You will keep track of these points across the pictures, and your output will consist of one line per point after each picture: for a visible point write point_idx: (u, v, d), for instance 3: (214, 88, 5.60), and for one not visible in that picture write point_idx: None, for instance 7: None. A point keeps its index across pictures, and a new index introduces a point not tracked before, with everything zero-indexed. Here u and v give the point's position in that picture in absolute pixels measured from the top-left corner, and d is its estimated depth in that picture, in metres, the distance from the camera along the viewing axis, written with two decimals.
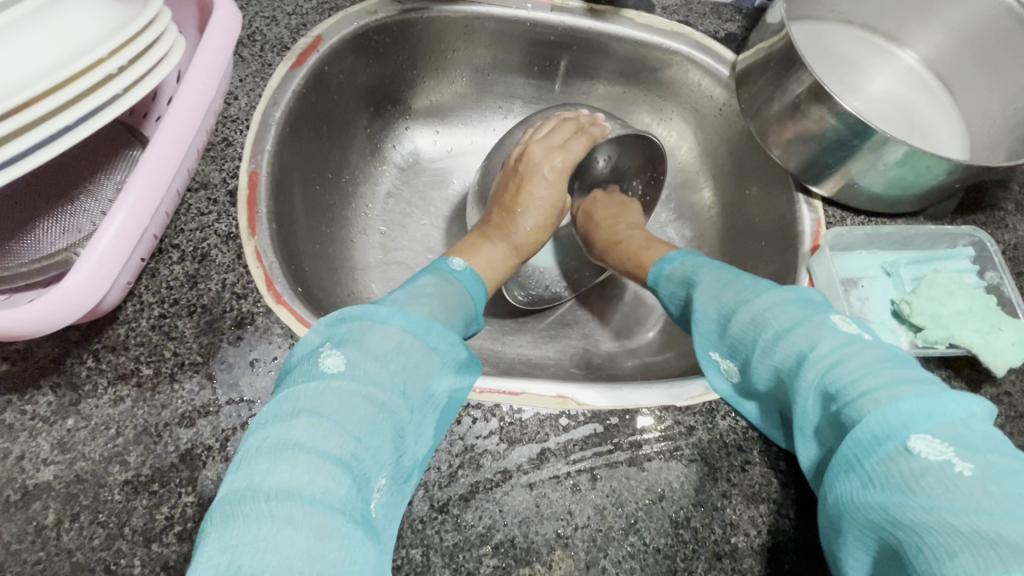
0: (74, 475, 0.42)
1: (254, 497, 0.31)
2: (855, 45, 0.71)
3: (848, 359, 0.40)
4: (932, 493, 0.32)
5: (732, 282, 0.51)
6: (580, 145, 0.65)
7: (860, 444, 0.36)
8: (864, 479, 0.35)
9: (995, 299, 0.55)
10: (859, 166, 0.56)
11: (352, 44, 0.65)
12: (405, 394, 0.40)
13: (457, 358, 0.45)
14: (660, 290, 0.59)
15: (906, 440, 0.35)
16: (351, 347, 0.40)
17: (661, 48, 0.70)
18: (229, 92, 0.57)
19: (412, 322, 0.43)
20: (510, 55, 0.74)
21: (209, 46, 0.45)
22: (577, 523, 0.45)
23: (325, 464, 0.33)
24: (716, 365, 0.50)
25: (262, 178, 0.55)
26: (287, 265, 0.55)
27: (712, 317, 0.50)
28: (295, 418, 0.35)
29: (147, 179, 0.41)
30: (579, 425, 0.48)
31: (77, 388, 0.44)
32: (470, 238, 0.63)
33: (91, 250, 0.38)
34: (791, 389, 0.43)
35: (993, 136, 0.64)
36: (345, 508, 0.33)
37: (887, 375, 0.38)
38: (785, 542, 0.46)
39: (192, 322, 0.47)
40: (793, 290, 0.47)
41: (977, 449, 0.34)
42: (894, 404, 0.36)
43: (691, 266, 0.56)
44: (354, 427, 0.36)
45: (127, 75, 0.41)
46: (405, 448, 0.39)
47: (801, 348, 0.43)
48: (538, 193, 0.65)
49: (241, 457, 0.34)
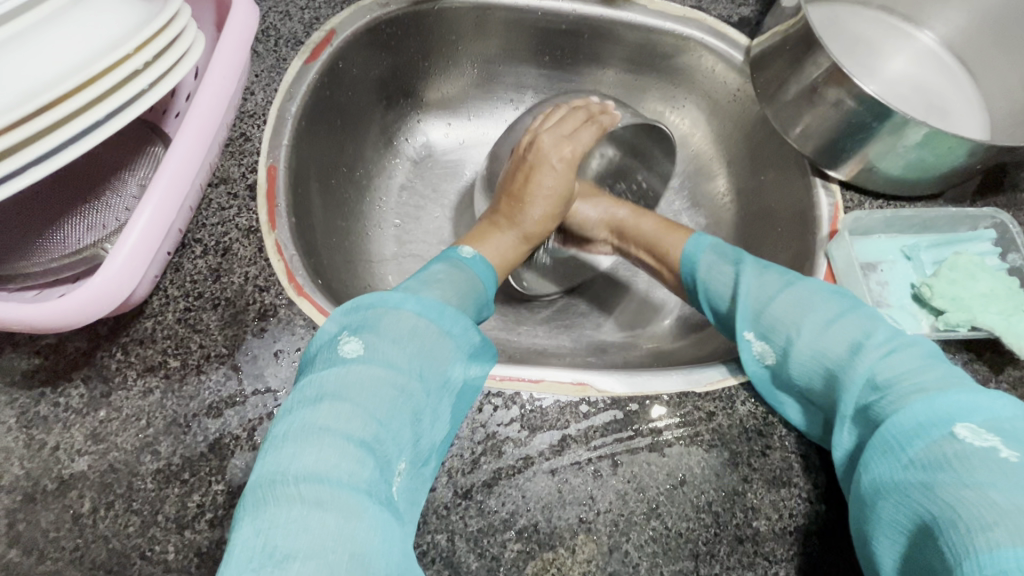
0: (108, 465, 0.43)
1: (283, 481, 0.33)
2: (872, 27, 0.70)
3: (898, 353, 0.42)
4: (975, 473, 0.33)
5: (775, 269, 0.52)
6: (591, 134, 0.64)
7: (904, 427, 0.37)
8: (906, 457, 0.36)
9: (1018, 282, 0.54)
10: (879, 149, 0.56)
11: (364, 37, 0.65)
12: (421, 378, 0.41)
13: (471, 342, 0.46)
14: (698, 270, 0.57)
15: (952, 426, 0.36)
16: (369, 333, 0.41)
17: (673, 34, 0.69)
18: (245, 88, 0.58)
19: (426, 306, 0.44)
20: (521, 45, 0.74)
21: (228, 42, 0.45)
22: (599, 508, 0.45)
23: (349, 448, 0.35)
24: (750, 347, 0.49)
25: (280, 172, 0.56)
26: (307, 258, 0.55)
27: (750, 301, 0.50)
28: (319, 403, 0.36)
29: (172, 175, 0.41)
30: (599, 412, 0.49)
31: (108, 380, 0.46)
32: (480, 226, 0.64)
33: (121, 244, 0.39)
34: (835, 377, 0.44)
35: (1014, 116, 0.63)
36: (370, 489, 0.35)
37: (935, 371, 0.40)
38: (806, 525, 0.46)
39: (216, 315, 0.48)
40: (835, 285, 0.49)
41: (1020, 439, 0.35)
42: (945, 396, 0.37)
43: (729, 250, 0.57)
44: (376, 410, 0.37)
45: (150, 72, 0.42)
46: (422, 431, 0.40)
47: (850, 339, 0.44)
48: (547, 182, 0.64)
49: (269, 442, 0.36)
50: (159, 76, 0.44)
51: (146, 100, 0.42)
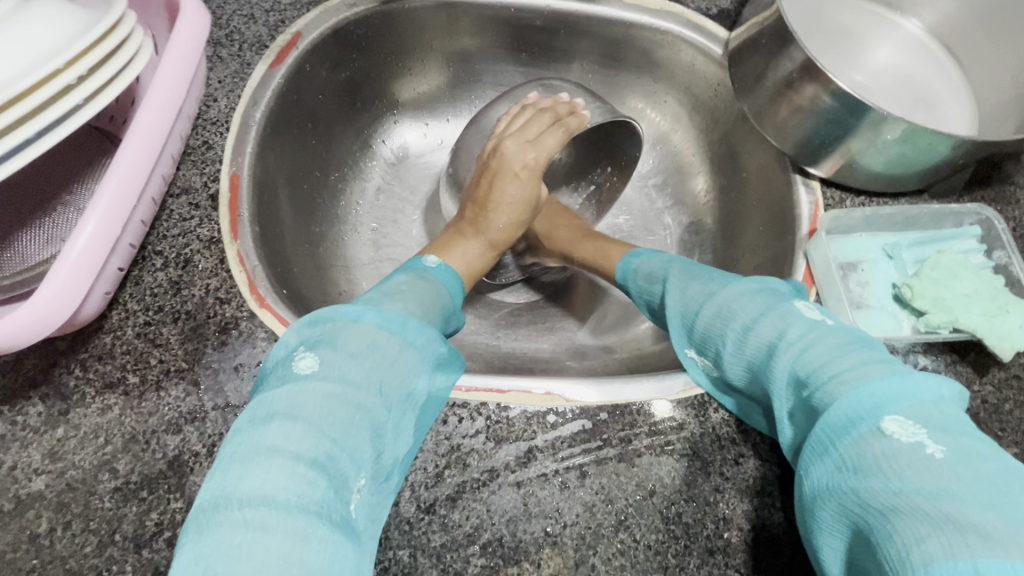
0: (65, 485, 0.43)
1: (228, 504, 0.31)
2: (855, 15, 0.68)
3: (818, 343, 0.41)
4: (902, 474, 0.32)
5: (699, 277, 0.52)
6: (556, 138, 0.63)
7: (833, 427, 0.36)
8: (837, 462, 0.35)
9: (1003, 281, 0.52)
10: (859, 144, 0.54)
11: (332, 39, 0.64)
12: (381, 392, 0.40)
13: (436, 353, 0.45)
14: (632, 291, 0.60)
15: (878, 421, 0.34)
16: (325, 348, 0.40)
17: (651, 29, 0.67)
18: (208, 94, 0.57)
19: (387, 318, 0.43)
20: (496, 42, 0.73)
21: (176, 52, 0.44)
22: (566, 521, 0.45)
23: (299, 467, 0.33)
24: (693, 358, 0.49)
25: (244, 181, 0.54)
26: (272, 268, 0.54)
27: (682, 313, 0.51)
28: (269, 423, 0.35)
29: (115, 190, 0.40)
30: (567, 422, 0.48)
31: (66, 398, 0.45)
32: (445, 235, 0.63)
33: (60, 264, 0.38)
34: (765, 378, 0.43)
35: (1002, 106, 0.60)
36: (322, 511, 0.33)
37: (856, 357, 0.38)
38: (780, 536, 0.45)
39: (177, 329, 0.48)
40: (760, 280, 0.48)
41: (947, 431, 0.33)
42: (868, 387, 0.36)
43: (661, 263, 0.58)
44: (329, 427, 0.36)
45: (82, 87, 0.40)
46: (385, 447, 0.39)
47: (772, 336, 0.43)
48: (512, 191, 0.63)
49: (217, 463, 0.34)
50: (93, 92, 0.41)
51: (77, 118, 0.40)
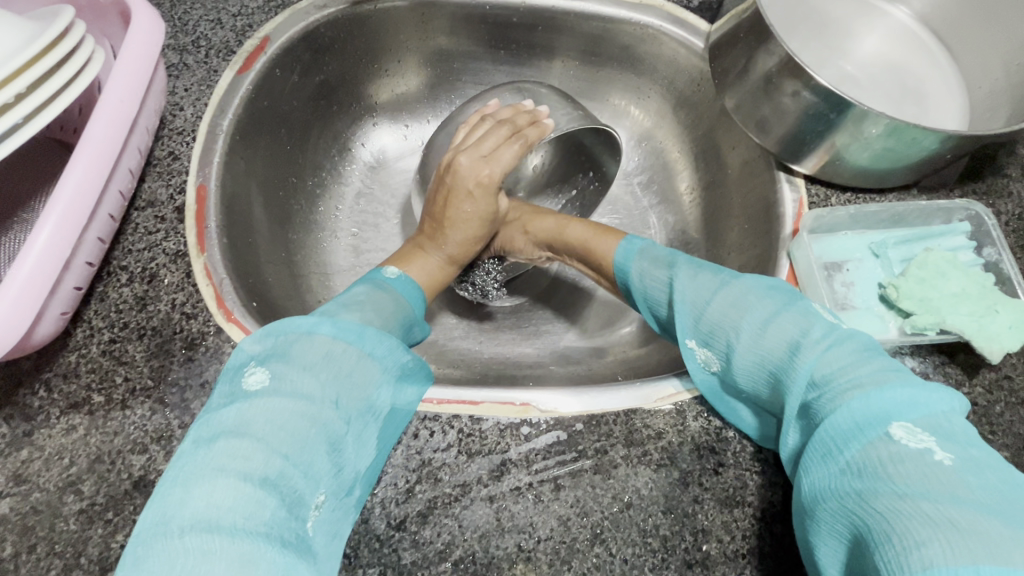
0: (30, 507, 0.42)
1: (167, 531, 0.30)
2: (840, 4, 0.66)
3: (838, 347, 0.40)
4: (907, 479, 0.31)
5: (709, 268, 0.50)
6: (511, 155, 0.62)
7: (842, 428, 0.35)
8: (842, 463, 0.34)
9: (992, 279, 0.50)
10: (842, 140, 0.52)
11: (303, 42, 0.63)
12: (338, 405, 0.39)
13: (398, 362, 0.44)
14: (631, 277, 0.56)
15: (887, 427, 0.34)
16: (277, 362, 0.39)
17: (631, 23, 0.66)
18: (174, 103, 0.55)
19: (342, 329, 0.42)
20: (473, 40, 0.71)
21: (128, 65, 0.44)
22: (539, 536, 0.43)
23: (246, 487, 0.32)
24: (694, 355, 0.47)
25: (211, 192, 0.53)
26: (241, 280, 0.53)
27: (687, 305, 0.48)
28: (215, 442, 0.34)
29: (66, 207, 0.40)
30: (541, 434, 0.47)
31: (31, 418, 0.44)
32: (405, 249, 0.64)
33: (5, 288, 0.38)
34: (776, 379, 0.42)
35: (993, 95, 0.58)
36: (272, 532, 0.32)
37: (872, 364, 0.38)
38: (760, 547, 0.44)
39: (142, 346, 0.47)
40: (773, 280, 0.47)
41: (956, 441, 0.32)
42: (882, 392, 0.35)
43: (666, 252, 0.55)
44: (280, 443, 0.35)
45: (24, 104, 0.38)
46: (345, 461, 0.38)
47: (791, 335, 0.42)
48: (469, 209, 0.62)
49: (159, 488, 0.33)
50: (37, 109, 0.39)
51: (19, 136, 0.38)
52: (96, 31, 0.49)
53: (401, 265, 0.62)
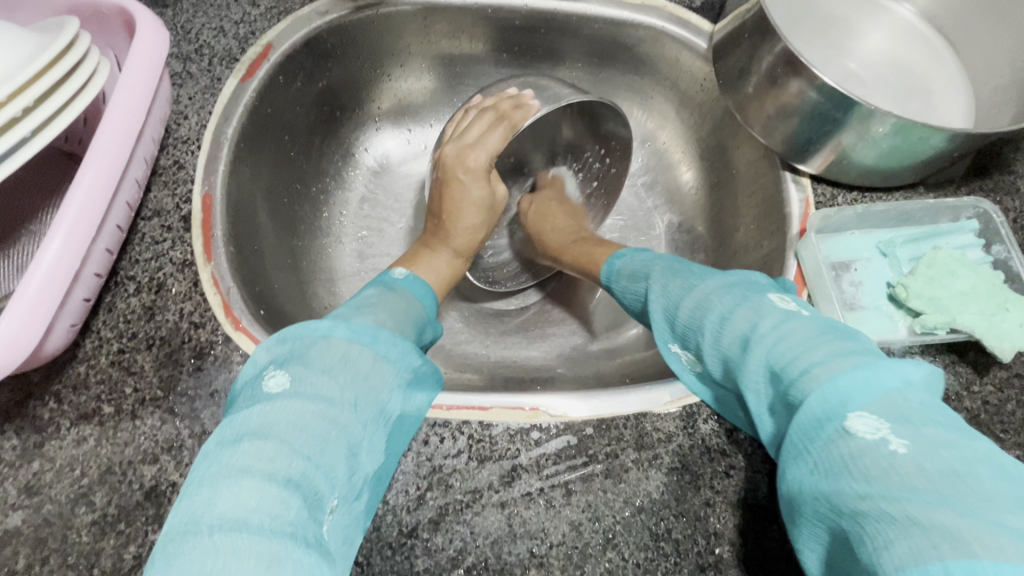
0: (42, 519, 0.42)
1: (196, 530, 0.30)
2: (844, 2, 0.65)
3: (790, 334, 0.38)
4: (870, 476, 0.30)
5: (680, 273, 0.49)
6: (497, 138, 0.63)
7: (803, 429, 0.34)
8: (810, 464, 0.33)
9: (1002, 276, 0.50)
10: (849, 139, 0.52)
11: (306, 49, 0.62)
12: (356, 408, 0.39)
13: (411, 365, 0.44)
14: (616, 293, 0.57)
15: (844, 420, 0.32)
16: (296, 365, 0.39)
17: (634, 24, 0.65)
18: (178, 112, 0.55)
19: (357, 331, 0.42)
20: (476, 44, 0.71)
21: (134, 77, 0.44)
22: (552, 541, 0.43)
23: (272, 488, 0.32)
24: (676, 357, 0.47)
25: (217, 201, 0.53)
26: (248, 288, 0.53)
27: (659, 310, 0.48)
28: (239, 443, 0.34)
29: (75, 221, 0.40)
30: (551, 439, 0.47)
31: (41, 430, 0.44)
32: (413, 249, 0.64)
33: (15, 304, 0.38)
34: (738, 376, 0.40)
35: (999, 92, 0.58)
36: (297, 532, 0.32)
37: (826, 347, 0.36)
38: (773, 550, 0.44)
39: (151, 356, 0.47)
40: (735, 272, 0.45)
41: (911, 421, 0.31)
42: (832, 382, 0.33)
43: (642, 262, 0.55)
44: (303, 445, 0.35)
45: (31, 118, 0.38)
46: (360, 465, 0.38)
47: (744, 330, 0.40)
48: (465, 194, 0.64)
49: (185, 488, 0.33)
50: (45, 122, 0.39)
51: (26, 150, 0.38)
52: (100, 42, 0.49)
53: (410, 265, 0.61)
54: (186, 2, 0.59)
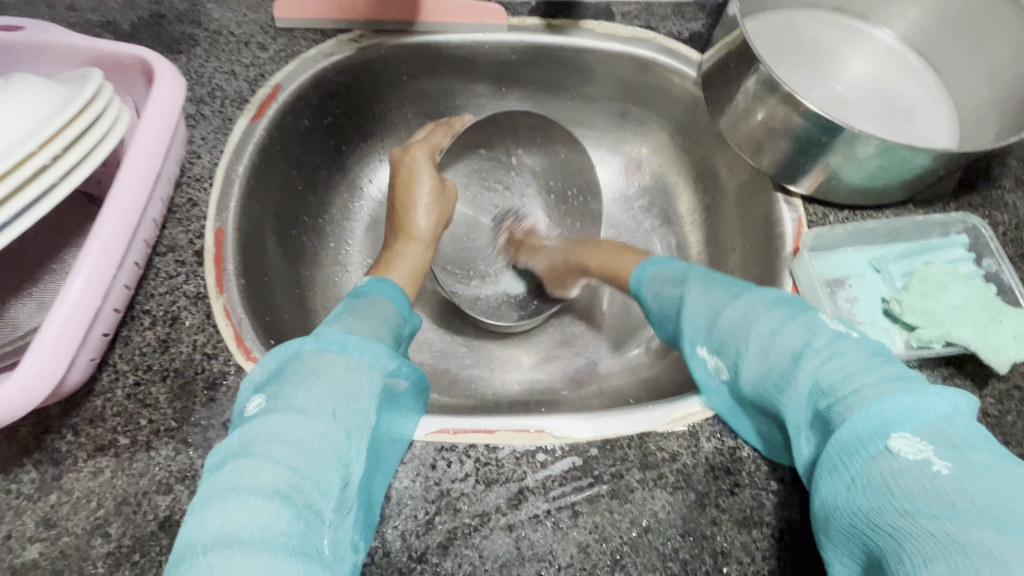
0: (59, 552, 0.43)
1: (195, 550, 0.31)
2: (827, 29, 0.68)
3: (843, 354, 0.38)
4: (912, 493, 0.30)
5: (722, 283, 0.48)
6: (440, 135, 0.67)
7: (845, 445, 0.34)
8: (848, 479, 0.34)
9: (994, 288, 0.51)
10: (837, 160, 0.53)
11: (313, 88, 0.65)
12: (335, 417, 0.38)
13: (385, 369, 0.44)
14: (645, 296, 0.54)
15: (887, 439, 0.33)
16: (272, 386, 0.40)
17: (625, 55, 0.68)
18: (191, 152, 0.58)
19: (326, 342, 0.42)
20: (475, 77, 0.74)
21: (151, 121, 0.47)
22: (560, 563, 0.44)
23: (257, 501, 0.32)
24: (706, 365, 0.47)
25: (228, 235, 0.55)
26: (259, 319, 0.55)
27: (699, 318, 0.47)
28: (224, 465, 0.35)
29: (97, 258, 0.42)
30: (557, 460, 0.47)
31: (59, 463, 0.45)
32: (383, 257, 0.63)
33: (41, 339, 0.39)
34: (779, 392, 0.40)
35: (983, 111, 0.60)
36: (290, 542, 0.32)
37: (877, 371, 0.36)
38: (780, 566, 0.44)
39: (165, 388, 0.48)
40: (780, 289, 0.45)
41: (956, 446, 0.32)
42: (881, 403, 0.34)
43: (677, 267, 0.53)
44: (284, 456, 0.34)
45: (59, 165, 0.40)
46: (350, 475, 0.37)
47: (794, 351, 0.40)
48: (417, 182, 0.65)
49: (192, 508, 0.34)
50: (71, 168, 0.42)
51: (55, 195, 0.40)
52: (119, 89, 0.52)
53: (386, 269, 0.60)
54: (200, 48, 0.63)
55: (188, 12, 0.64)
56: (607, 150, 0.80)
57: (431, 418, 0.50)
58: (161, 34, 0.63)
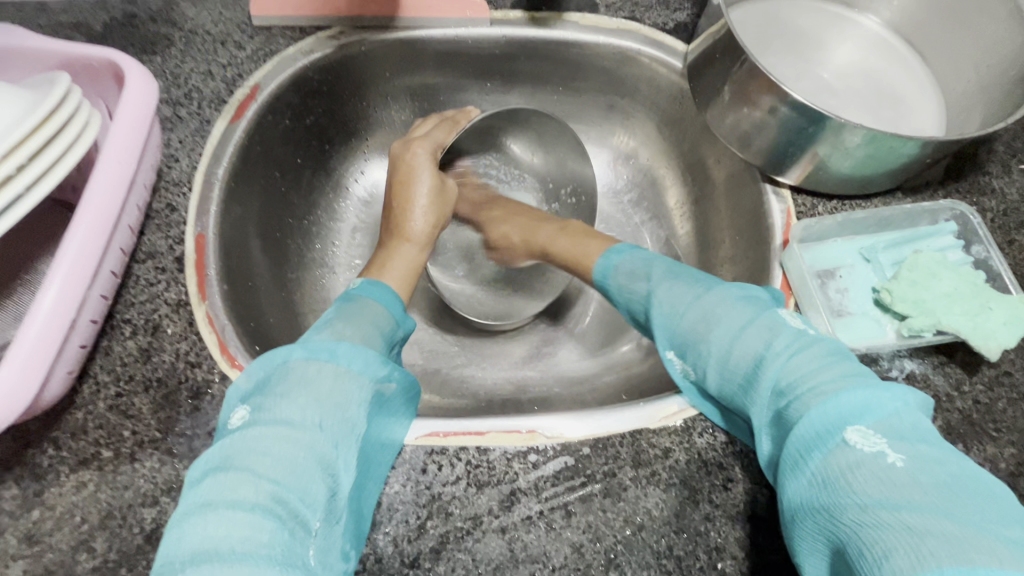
0: (43, 568, 0.42)
1: (176, 566, 0.30)
2: (813, 16, 0.67)
3: (799, 352, 0.38)
4: (867, 488, 0.30)
5: (685, 279, 0.47)
6: (444, 132, 0.65)
7: (803, 440, 0.34)
8: (808, 476, 0.33)
9: (984, 276, 0.51)
10: (825, 150, 0.53)
11: (292, 88, 0.64)
12: (322, 427, 0.37)
13: (376, 376, 0.43)
14: (610, 288, 0.53)
15: (843, 433, 0.33)
16: (257, 396, 0.39)
17: (610, 47, 0.67)
18: (169, 156, 0.57)
19: (315, 350, 0.41)
20: (460, 72, 0.72)
21: (123, 128, 0.45)
22: (554, 564, 0.43)
23: (239, 515, 0.32)
24: (671, 362, 0.46)
25: (209, 240, 0.54)
26: (244, 325, 0.54)
27: (661, 315, 0.46)
28: (203, 481, 0.34)
29: (69, 271, 0.41)
30: (548, 460, 0.47)
31: (40, 478, 0.44)
32: (376, 257, 0.62)
33: (12, 356, 0.38)
34: (741, 392, 0.40)
35: (969, 98, 0.60)
36: (273, 553, 0.31)
37: (831, 369, 0.36)
38: (775, 560, 0.44)
39: (148, 398, 0.47)
40: (741, 288, 0.45)
41: (907, 439, 0.32)
42: (836, 398, 0.34)
43: (639, 262, 0.52)
44: (268, 468, 0.34)
45: (24, 176, 0.39)
46: (339, 485, 0.37)
47: (756, 349, 0.40)
48: (415, 181, 0.63)
49: (174, 523, 0.33)
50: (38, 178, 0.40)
51: (22, 206, 0.39)
52: (91, 93, 0.50)
53: (380, 270, 0.60)
54: (175, 48, 0.61)
55: (163, 12, 0.63)
56: (595, 143, 0.79)
57: (421, 422, 0.49)
58: (135, 36, 0.61)
